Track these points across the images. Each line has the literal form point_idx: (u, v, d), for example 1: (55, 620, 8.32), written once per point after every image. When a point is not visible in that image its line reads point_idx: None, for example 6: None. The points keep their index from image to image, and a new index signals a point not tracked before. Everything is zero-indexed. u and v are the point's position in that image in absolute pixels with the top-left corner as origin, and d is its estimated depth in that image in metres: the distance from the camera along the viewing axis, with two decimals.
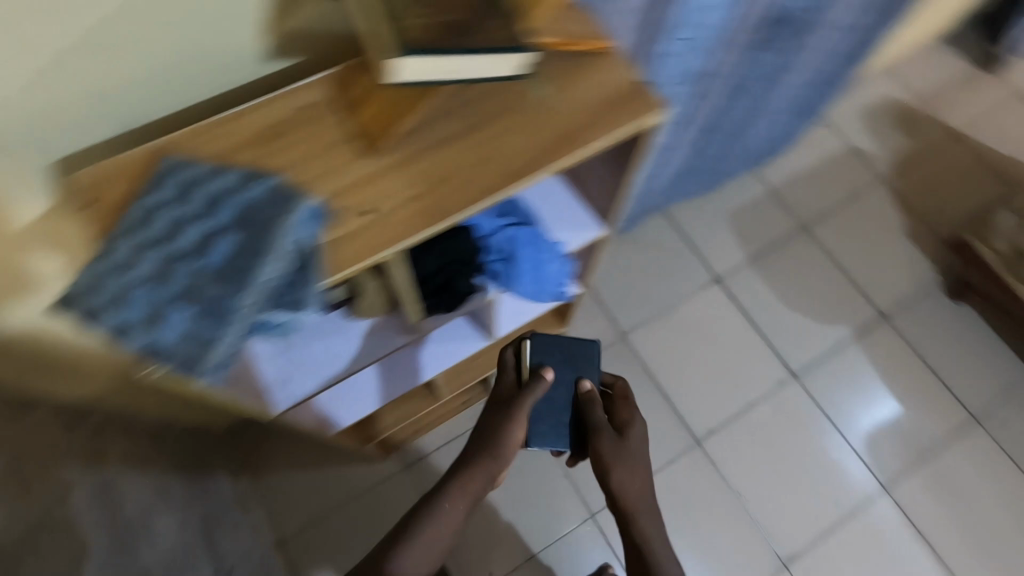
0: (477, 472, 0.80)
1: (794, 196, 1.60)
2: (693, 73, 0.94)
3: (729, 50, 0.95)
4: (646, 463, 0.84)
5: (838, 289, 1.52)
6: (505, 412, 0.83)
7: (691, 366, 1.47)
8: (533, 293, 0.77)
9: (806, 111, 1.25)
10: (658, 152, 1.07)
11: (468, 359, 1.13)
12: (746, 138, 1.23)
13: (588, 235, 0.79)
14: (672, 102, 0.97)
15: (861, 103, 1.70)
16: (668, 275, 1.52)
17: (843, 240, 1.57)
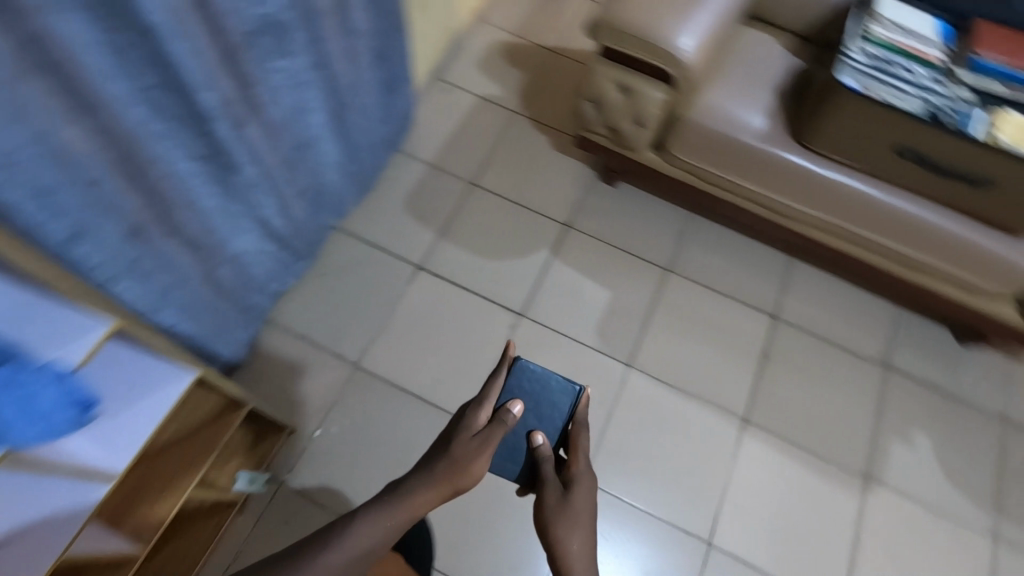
0: (438, 489, 0.93)
1: (451, 161, 1.86)
2: (209, 110, 0.99)
3: (227, 76, 1.00)
4: (587, 513, 0.97)
5: (523, 219, 1.79)
6: (471, 442, 0.97)
7: (434, 345, 1.61)
8: (40, 425, 0.74)
9: (384, 87, 1.52)
10: (249, 188, 1.20)
11: (145, 499, 1.04)
12: (349, 131, 1.47)
13: (88, 338, 0.81)
14: (204, 137, 1.02)
15: (474, 57, 2.06)
16: (376, 280, 1.67)
17: (503, 184, 1.84)
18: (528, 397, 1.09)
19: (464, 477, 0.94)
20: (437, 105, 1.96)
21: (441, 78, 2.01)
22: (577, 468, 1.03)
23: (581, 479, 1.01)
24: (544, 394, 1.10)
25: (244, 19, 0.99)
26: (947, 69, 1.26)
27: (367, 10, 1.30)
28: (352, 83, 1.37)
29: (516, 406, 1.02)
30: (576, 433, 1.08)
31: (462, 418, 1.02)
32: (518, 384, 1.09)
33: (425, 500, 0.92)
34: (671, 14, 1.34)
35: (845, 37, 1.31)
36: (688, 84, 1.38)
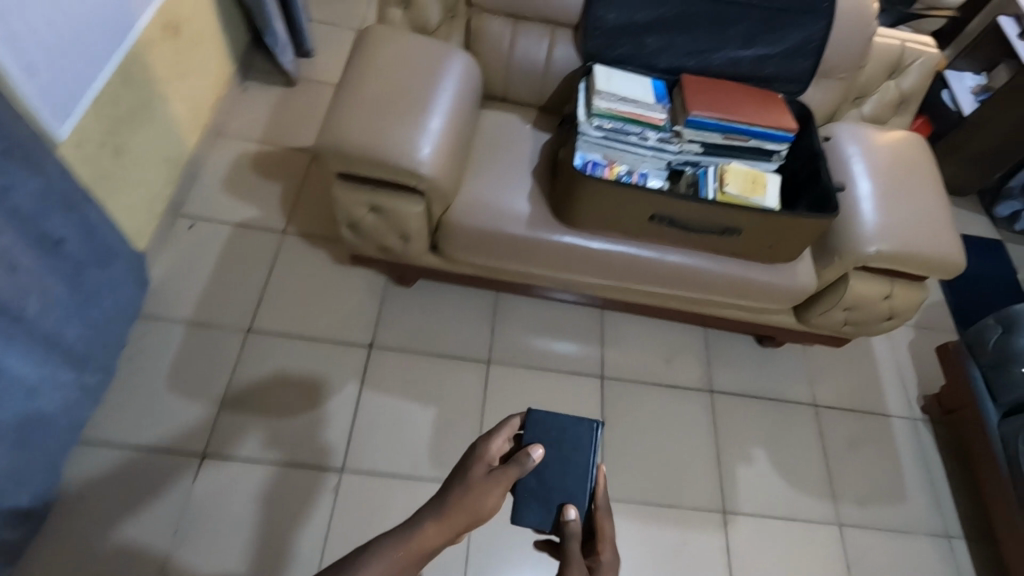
0: (453, 514, 0.92)
1: (217, 309, 1.60)
2: None
3: None
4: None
5: (320, 354, 1.58)
6: (485, 480, 0.96)
7: (246, 545, 1.34)
8: None
9: (74, 263, 1.23)
10: None
11: None
12: (39, 336, 1.16)
13: None
14: None
15: (220, 179, 1.82)
16: (151, 489, 1.36)
17: (287, 320, 1.62)
18: (556, 447, 1.09)
19: (473, 509, 0.93)
20: (185, 246, 1.68)
21: (183, 212, 1.73)
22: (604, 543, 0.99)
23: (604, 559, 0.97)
24: (574, 446, 1.10)
25: None
26: (672, 131, 1.31)
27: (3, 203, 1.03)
28: (15, 284, 1.08)
29: (536, 449, 1.03)
30: (605, 499, 1.05)
31: (476, 448, 1.02)
32: (547, 432, 1.10)
33: (430, 531, 0.90)
34: (399, 126, 1.25)
35: (577, 115, 1.32)
36: (439, 194, 1.27)
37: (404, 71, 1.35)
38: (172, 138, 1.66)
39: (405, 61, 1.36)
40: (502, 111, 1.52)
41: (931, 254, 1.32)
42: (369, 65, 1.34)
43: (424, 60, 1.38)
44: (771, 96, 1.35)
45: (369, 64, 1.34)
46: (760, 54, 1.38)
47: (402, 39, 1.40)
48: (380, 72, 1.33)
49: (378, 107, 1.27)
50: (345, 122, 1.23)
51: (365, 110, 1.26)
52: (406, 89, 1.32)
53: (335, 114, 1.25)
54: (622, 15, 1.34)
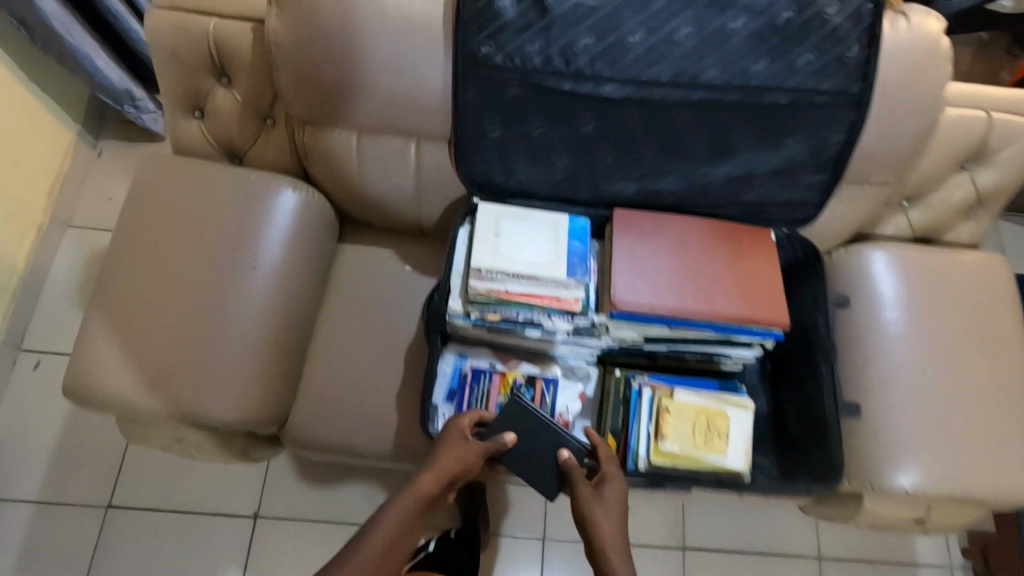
0: (440, 470, 0.76)
1: (71, 481, 1.33)
2: None
3: None
4: (622, 505, 0.75)
5: (194, 532, 1.31)
6: (461, 439, 0.79)
7: None
8: None
9: None
10: None
11: None
12: None
13: None
14: None
15: (70, 291, 1.46)
16: None
17: (154, 487, 1.34)
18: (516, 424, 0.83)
19: (455, 465, 0.77)
20: (31, 396, 1.38)
21: (26, 346, 1.41)
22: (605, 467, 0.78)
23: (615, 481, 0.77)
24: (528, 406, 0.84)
25: None
26: (593, 319, 0.86)
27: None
28: None
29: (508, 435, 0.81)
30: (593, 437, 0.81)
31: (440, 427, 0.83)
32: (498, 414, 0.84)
33: (427, 482, 0.75)
34: (185, 351, 0.88)
35: (447, 298, 0.87)
36: (256, 422, 0.92)
37: (202, 239, 0.92)
38: None
39: (206, 220, 0.93)
40: (373, 243, 1.06)
41: (990, 488, 0.87)
42: (152, 230, 0.92)
43: (235, 211, 0.93)
44: (754, 245, 0.87)
45: (145, 231, 0.92)
46: (740, 173, 0.86)
47: (203, 175, 0.94)
48: (166, 246, 0.91)
49: (156, 316, 0.89)
50: (106, 348, 0.87)
51: (135, 326, 0.88)
52: (199, 274, 0.91)
53: (95, 329, 0.88)
54: (511, 131, 0.84)
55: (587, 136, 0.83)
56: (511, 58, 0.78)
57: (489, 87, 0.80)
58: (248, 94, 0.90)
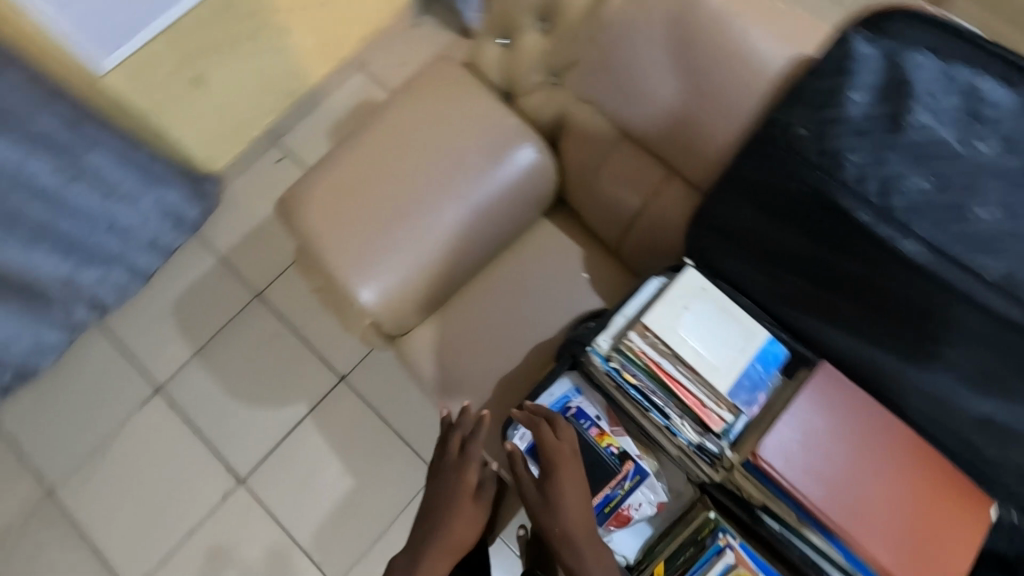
0: (451, 541, 0.81)
1: (248, 261, 1.56)
2: None
3: None
4: (576, 481, 0.77)
5: (294, 358, 1.48)
6: (453, 473, 0.86)
7: (135, 490, 1.42)
8: None
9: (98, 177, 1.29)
10: None
11: None
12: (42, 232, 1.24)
13: None
14: None
15: (328, 122, 1.68)
16: (108, 396, 1.48)
17: (294, 302, 1.53)
18: None
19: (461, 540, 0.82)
20: (263, 178, 1.63)
21: (280, 141, 1.67)
22: (551, 448, 0.78)
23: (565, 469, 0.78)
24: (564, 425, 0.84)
25: None
26: (722, 449, 0.75)
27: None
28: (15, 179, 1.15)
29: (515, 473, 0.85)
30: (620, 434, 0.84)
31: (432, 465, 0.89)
32: None
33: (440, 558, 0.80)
34: (374, 228, 0.94)
35: (598, 332, 0.83)
36: (384, 320, 0.97)
37: (439, 149, 0.97)
38: (290, 70, 1.52)
39: (447, 136, 0.97)
40: (567, 233, 1.05)
41: None
42: (419, 116, 0.98)
43: (464, 140, 0.97)
44: (957, 509, 0.68)
45: (415, 112, 0.98)
46: (999, 419, 0.67)
47: (449, 99, 0.99)
48: (416, 138, 0.97)
49: (367, 190, 0.95)
50: (329, 183, 0.96)
51: (356, 183, 0.96)
52: (423, 171, 0.96)
53: (333, 163, 0.97)
54: (764, 218, 0.75)
55: (840, 275, 0.71)
56: (826, 155, 0.68)
57: (779, 168, 0.71)
58: (553, 48, 0.92)
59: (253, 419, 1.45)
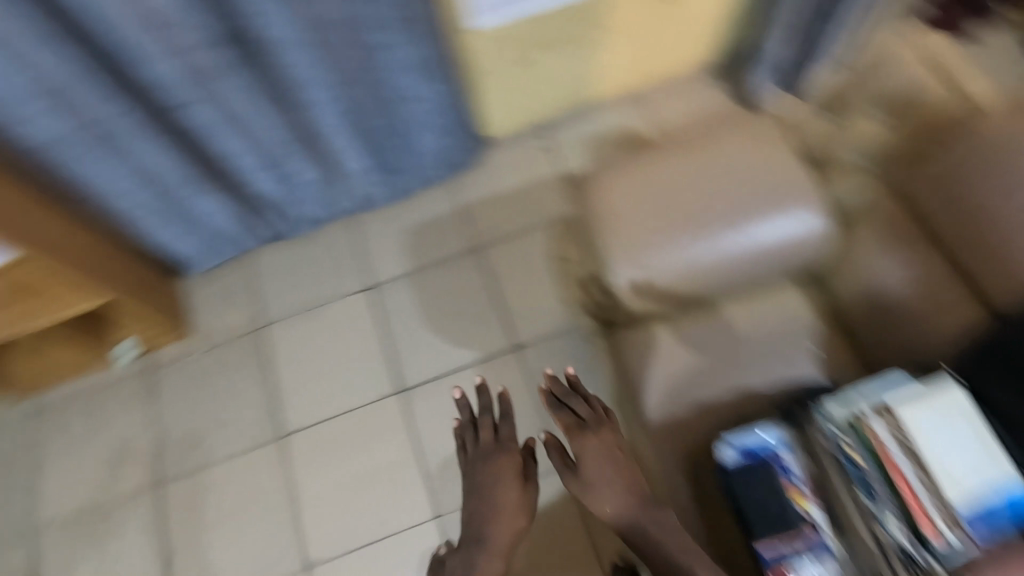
0: (500, 518, 1.08)
1: (482, 217, 1.75)
2: (174, 78, 1.14)
3: (182, 57, 1.11)
4: (612, 458, 0.99)
5: (485, 314, 1.64)
6: (490, 457, 1.13)
7: (318, 358, 1.63)
8: None
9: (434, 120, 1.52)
10: (225, 149, 1.35)
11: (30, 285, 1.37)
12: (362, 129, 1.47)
13: None
14: (171, 97, 1.18)
15: (591, 133, 1.81)
16: (331, 275, 1.72)
17: (504, 268, 1.69)
18: (753, 474, 0.85)
19: (515, 519, 1.09)
20: (519, 157, 1.80)
21: (545, 132, 1.82)
22: (584, 422, 1.02)
23: (601, 439, 1.01)
24: (766, 466, 0.86)
25: (221, 25, 1.10)
26: (931, 562, 0.74)
27: (383, 49, 1.25)
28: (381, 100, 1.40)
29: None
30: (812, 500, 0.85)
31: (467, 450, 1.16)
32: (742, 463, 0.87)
33: (500, 528, 1.08)
34: (660, 224, 1.01)
35: (833, 398, 0.85)
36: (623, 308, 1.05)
37: (751, 182, 1.01)
38: (588, 80, 1.71)
39: (762, 173, 1.01)
40: (814, 308, 1.06)
41: None
42: (744, 145, 1.03)
43: (775, 184, 1.01)
44: None
45: (740, 139, 1.03)
46: None
47: (772, 143, 1.03)
48: (734, 165, 1.02)
49: (667, 188, 1.02)
50: (639, 169, 1.04)
51: (662, 178, 1.02)
52: (726, 192, 1.00)
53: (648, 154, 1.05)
54: None
55: None
56: None
57: None
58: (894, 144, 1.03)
59: (433, 346, 1.62)
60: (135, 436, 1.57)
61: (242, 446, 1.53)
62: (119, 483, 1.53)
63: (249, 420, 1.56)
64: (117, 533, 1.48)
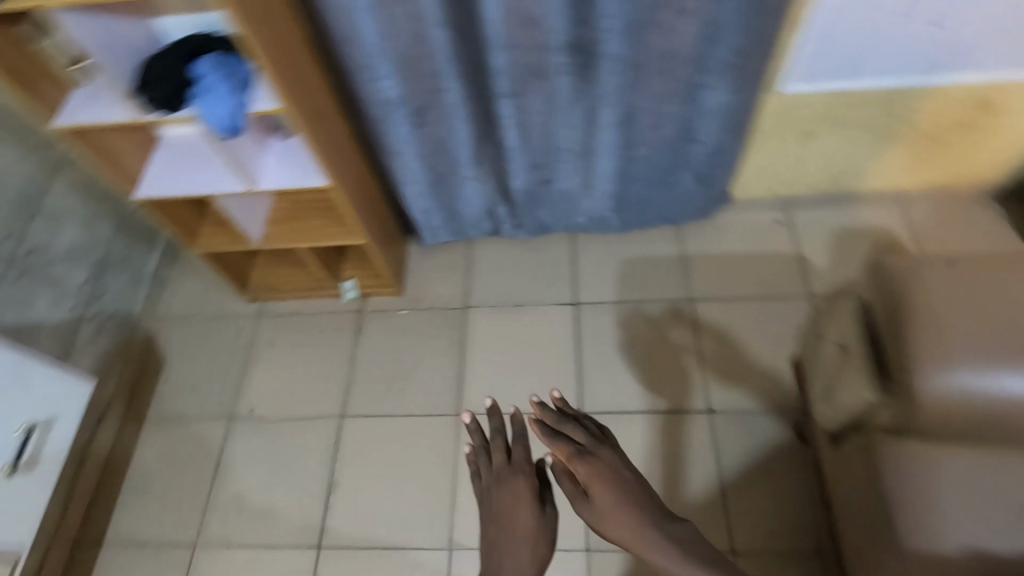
0: (520, 540, 1.04)
1: (701, 271, 1.72)
2: (510, 72, 1.26)
3: (530, 54, 1.22)
4: (620, 483, 1.04)
5: (682, 366, 1.60)
6: (507, 479, 1.09)
7: (510, 354, 1.68)
8: (209, 124, 1.12)
9: (697, 163, 1.53)
10: (513, 143, 1.46)
11: (316, 213, 1.56)
12: (631, 159, 1.52)
13: (265, 102, 1.14)
14: (498, 88, 1.31)
15: (841, 221, 1.72)
16: (542, 281, 1.78)
17: (712, 327, 1.64)
18: None
19: (536, 543, 1.04)
20: (755, 224, 1.76)
21: (789, 207, 1.76)
22: (582, 447, 1.08)
23: (602, 462, 1.06)
24: None
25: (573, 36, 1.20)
26: None
27: (703, 92, 1.30)
28: (661, 134, 1.43)
29: None
30: None
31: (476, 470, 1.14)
32: None
33: (522, 549, 1.03)
34: (984, 336, 0.93)
35: None
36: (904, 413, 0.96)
37: None
38: (860, 169, 1.64)
39: None
40: None
41: None
42: None
43: None
44: None
45: None
46: None
47: None
48: None
49: (1001, 302, 0.94)
50: (971, 273, 0.96)
51: (996, 291, 0.94)
52: None
53: (984, 260, 0.98)
54: None
55: None
56: None
57: None
58: None
59: (622, 380, 1.60)
60: (335, 367, 1.72)
61: (423, 411, 1.61)
62: (311, 403, 1.67)
63: (435, 389, 1.65)
64: (297, 447, 1.61)
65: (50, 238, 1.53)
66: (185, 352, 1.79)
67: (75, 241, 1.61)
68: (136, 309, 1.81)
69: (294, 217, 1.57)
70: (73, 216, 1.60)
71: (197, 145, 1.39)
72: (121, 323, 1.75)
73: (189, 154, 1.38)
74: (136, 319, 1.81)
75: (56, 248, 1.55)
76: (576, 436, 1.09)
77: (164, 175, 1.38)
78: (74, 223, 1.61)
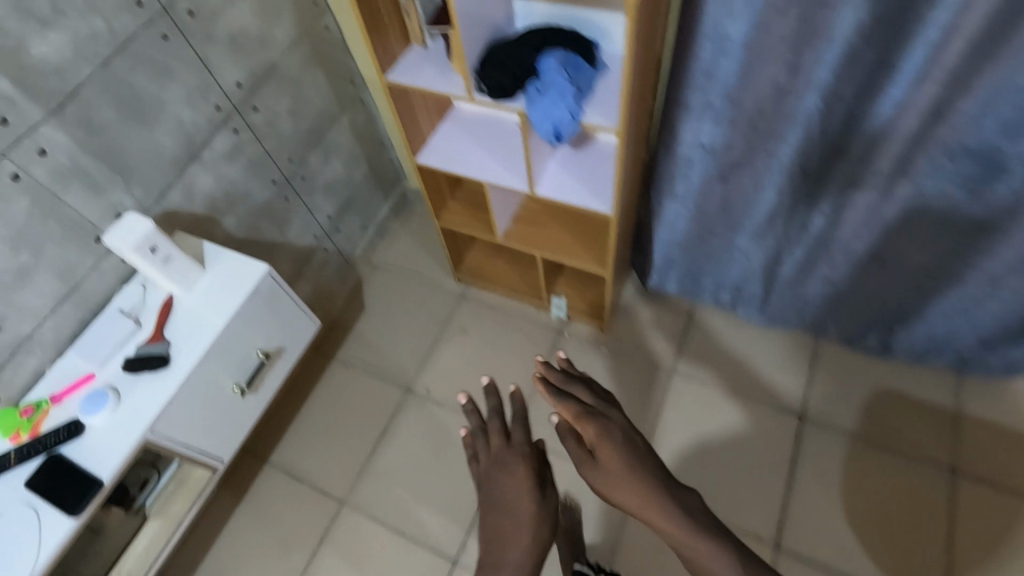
0: (515, 526, 0.78)
1: (972, 440, 1.40)
2: (872, 158, 1.05)
3: (911, 146, 1.01)
4: (631, 448, 0.78)
5: (917, 545, 1.31)
6: (502, 454, 0.83)
7: (709, 442, 1.48)
8: (535, 122, 1.04)
9: None
10: (818, 228, 1.25)
11: (568, 228, 1.47)
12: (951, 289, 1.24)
13: (597, 117, 1.04)
14: (843, 170, 1.10)
15: None
16: (768, 374, 1.55)
17: (970, 513, 1.32)
18: None
19: (540, 533, 0.78)
20: None
21: None
22: (592, 408, 0.82)
23: (612, 423, 0.81)
24: None
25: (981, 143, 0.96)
26: None
27: None
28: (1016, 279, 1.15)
29: None
30: None
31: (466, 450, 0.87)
32: None
33: (520, 539, 0.77)
34: None
35: None
36: None
37: None
38: None
39: None
40: None
41: None
42: None
43: None
44: None
45: None
46: None
47: None
48: None
49: None
50: None
51: None
52: None
53: None
54: None
55: None
56: None
57: None
58: None
59: (835, 528, 1.34)
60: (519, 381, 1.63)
61: None
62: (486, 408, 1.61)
63: None
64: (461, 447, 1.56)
65: (321, 169, 1.59)
66: (384, 308, 1.81)
67: (338, 177, 1.67)
68: (356, 253, 1.85)
69: (542, 223, 1.49)
70: (344, 154, 1.66)
71: (489, 130, 1.34)
72: (342, 261, 1.81)
73: (481, 137, 1.34)
74: (353, 261, 1.86)
75: (323, 179, 1.62)
76: (580, 391, 0.83)
77: (447, 149, 1.35)
78: (342, 161, 1.66)
